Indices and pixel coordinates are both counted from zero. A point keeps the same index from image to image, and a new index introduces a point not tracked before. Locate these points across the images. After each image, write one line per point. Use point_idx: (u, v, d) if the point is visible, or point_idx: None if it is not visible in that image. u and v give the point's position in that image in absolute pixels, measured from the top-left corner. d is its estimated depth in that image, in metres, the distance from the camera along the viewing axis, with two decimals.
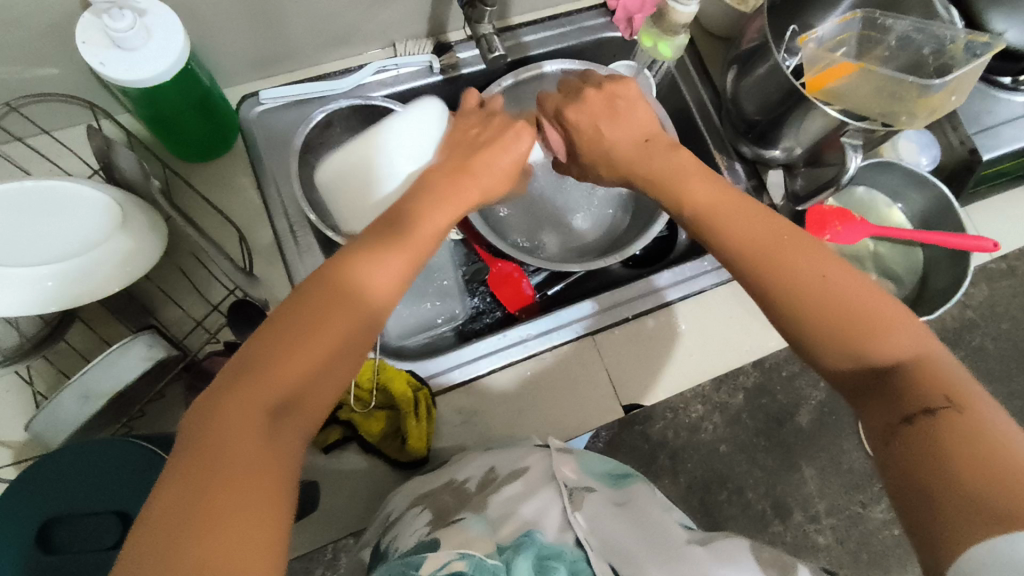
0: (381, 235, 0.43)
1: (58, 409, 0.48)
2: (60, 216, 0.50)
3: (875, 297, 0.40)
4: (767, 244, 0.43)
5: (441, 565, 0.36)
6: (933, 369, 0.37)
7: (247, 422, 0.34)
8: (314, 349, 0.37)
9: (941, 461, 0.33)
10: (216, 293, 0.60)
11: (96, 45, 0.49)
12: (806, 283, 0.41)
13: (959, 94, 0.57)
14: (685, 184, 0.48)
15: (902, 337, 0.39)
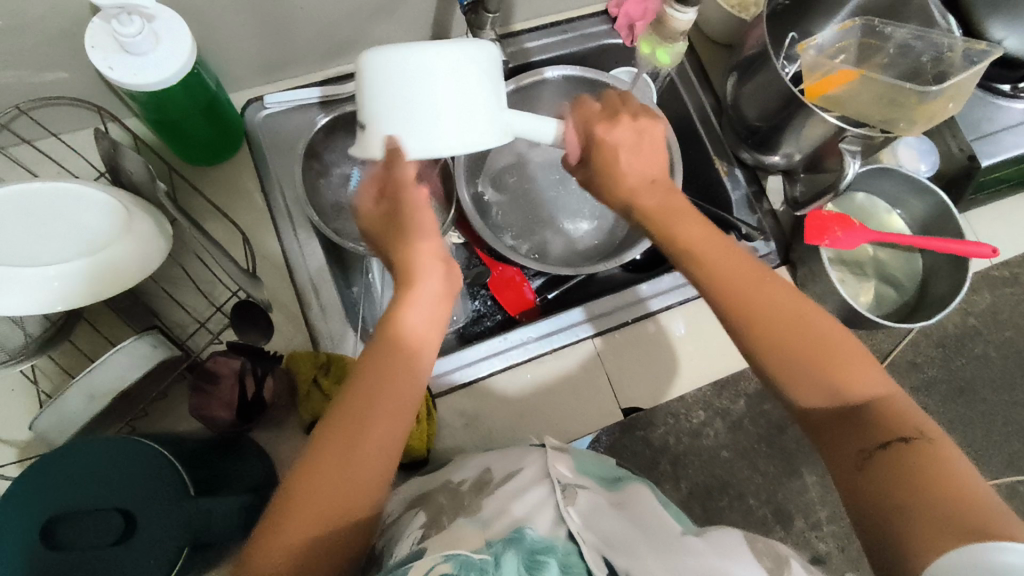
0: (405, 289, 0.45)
1: (65, 407, 0.49)
2: (68, 219, 0.50)
3: (846, 343, 0.45)
4: (748, 290, 0.46)
5: (425, 570, 0.36)
6: (897, 407, 0.43)
7: (314, 493, 0.39)
8: (367, 424, 0.41)
9: (915, 489, 0.39)
10: (220, 295, 0.61)
11: (104, 49, 0.49)
12: (787, 332, 0.45)
13: (955, 102, 0.58)
14: (677, 223, 0.50)
15: (869, 378, 0.44)
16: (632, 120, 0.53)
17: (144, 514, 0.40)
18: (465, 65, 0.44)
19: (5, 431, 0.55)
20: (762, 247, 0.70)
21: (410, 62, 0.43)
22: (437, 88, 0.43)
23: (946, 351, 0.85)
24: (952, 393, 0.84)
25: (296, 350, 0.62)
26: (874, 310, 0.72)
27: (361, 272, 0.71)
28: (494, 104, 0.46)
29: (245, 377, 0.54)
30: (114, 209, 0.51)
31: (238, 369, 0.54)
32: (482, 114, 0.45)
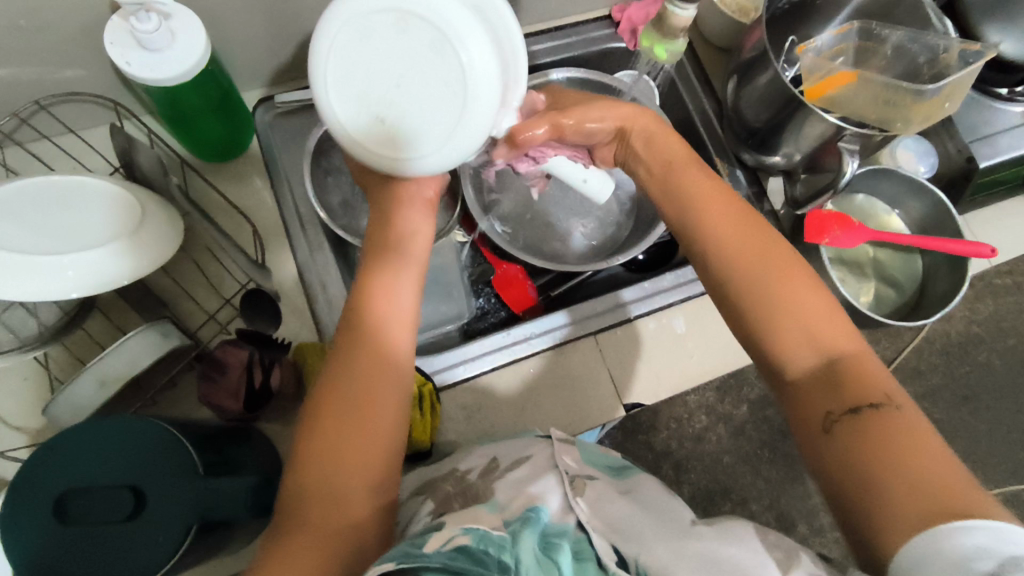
0: (384, 260, 0.49)
1: (77, 391, 0.50)
2: (83, 209, 0.52)
3: (820, 304, 0.48)
4: (741, 249, 0.51)
5: (444, 541, 0.35)
6: (867, 370, 0.45)
7: (341, 466, 0.43)
8: (370, 389, 0.45)
9: (886, 453, 0.40)
10: (229, 287, 0.62)
11: (123, 45, 0.51)
12: (764, 292, 0.48)
13: (952, 101, 0.59)
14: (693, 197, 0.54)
15: (841, 342, 0.46)
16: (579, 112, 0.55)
17: (154, 491, 0.41)
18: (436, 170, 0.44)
19: (18, 418, 0.56)
20: None
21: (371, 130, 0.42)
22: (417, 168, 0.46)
23: (949, 358, 0.86)
24: (956, 401, 0.85)
25: (302, 341, 0.63)
26: (874, 310, 0.72)
27: None
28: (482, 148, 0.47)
29: (255, 367, 0.55)
30: (131, 203, 0.53)
31: (246, 360, 0.55)
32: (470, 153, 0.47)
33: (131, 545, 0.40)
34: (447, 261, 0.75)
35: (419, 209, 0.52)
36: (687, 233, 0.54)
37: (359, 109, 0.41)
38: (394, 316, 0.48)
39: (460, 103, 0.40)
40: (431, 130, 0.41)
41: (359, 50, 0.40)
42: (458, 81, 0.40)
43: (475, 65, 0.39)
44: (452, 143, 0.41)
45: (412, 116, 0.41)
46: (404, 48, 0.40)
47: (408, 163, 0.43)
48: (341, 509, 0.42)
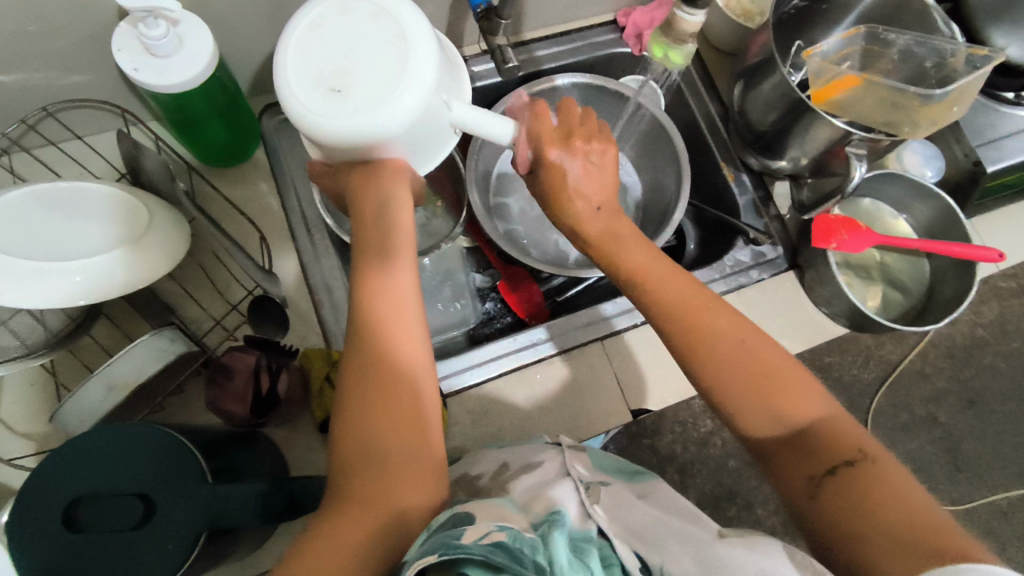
0: (376, 253, 0.46)
1: (83, 397, 0.50)
2: (91, 216, 0.52)
3: (778, 366, 0.46)
4: (690, 318, 0.48)
5: (481, 536, 0.34)
6: (838, 428, 0.44)
7: (381, 436, 0.42)
8: (387, 403, 0.43)
9: (865, 514, 0.39)
10: (235, 292, 0.62)
11: (131, 52, 0.51)
12: (719, 361, 0.46)
13: (959, 104, 0.59)
14: (622, 252, 0.51)
15: (808, 399, 0.45)
16: (586, 144, 0.51)
17: (163, 498, 0.41)
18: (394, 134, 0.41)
19: (25, 424, 0.56)
20: (768, 252, 0.72)
21: (317, 93, 0.40)
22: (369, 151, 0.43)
23: (955, 362, 0.85)
24: (961, 405, 0.84)
25: (310, 346, 0.63)
26: (881, 314, 0.72)
27: None
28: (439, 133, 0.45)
29: (262, 373, 0.55)
30: (138, 209, 0.52)
31: (253, 365, 0.55)
32: (429, 144, 0.46)
33: (138, 554, 0.39)
34: (452, 266, 0.75)
35: (395, 179, 0.46)
36: (638, 299, 0.50)
37: (306, 80, 0.40)
38: (393, 287, 0.46)
39: (409, 67, 0.40)
40: (380, 84, 0.40)
41: (303, 31, 0.41)
42: (402, 41, 0.40)
43: (417, 28, 0.41)
44: (405, 90, 0.40)
45: (362, 78, 0.40)
46: (347, 24, 0.41)
47: (361, 120, 0.40)
48: (387, 477, 0.41)
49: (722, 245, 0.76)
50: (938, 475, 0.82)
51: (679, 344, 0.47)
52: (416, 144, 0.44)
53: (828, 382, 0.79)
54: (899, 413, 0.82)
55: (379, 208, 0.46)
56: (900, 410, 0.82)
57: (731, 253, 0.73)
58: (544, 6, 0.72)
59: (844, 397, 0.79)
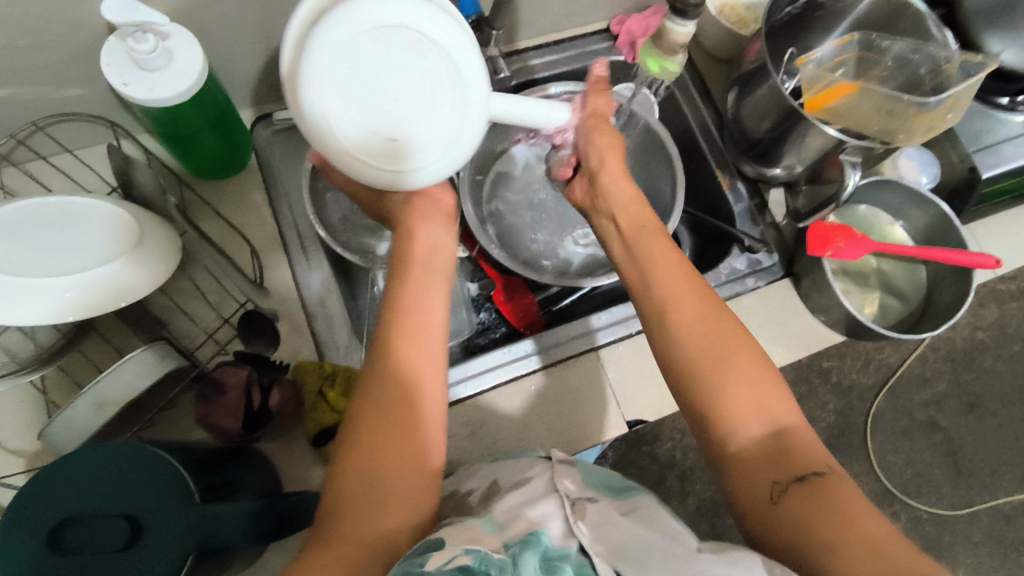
0: (412, 278, 0.49)
1: (74, 415, 0.49)
2: (78, 230, 0.51)
3: (760, 370, 0.46)
4: (696, 305, 0.48)
5: (445, 561, 0.36)
6: (806, 439, 0.44)
7: (379, 470, 0.42)
8: (404, 428, 0.43)
9: (829, 525, 0.39)
10: (227, 306, 0.62)
11: (119, 66, 0.51)
12: (713, 353, 0.46)
13: (953, 112, 0.59)
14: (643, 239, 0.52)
15: (783, 410, 0.45)
16: None
17: (150, 519, 0.40)
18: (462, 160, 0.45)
19: (16, 441, 0.56)
20: (764, 259, 0.72)
21: (369, 141, 0.41)
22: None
23: (955, 365, 0.85)
24: (962, 408, 0.84)
25: (303, 360, 0.63)
26: (878, 321, 0.72)
27: (366, 285, 0.72)
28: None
29: (253, 387, 0.55)
30: (127, 220, 0.52)
31: (245, 379, 0.55)
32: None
33: None
34: None
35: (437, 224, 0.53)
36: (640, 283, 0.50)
37: (374, 140, 0.41)
38: (432, 327, 0.47)
39: (460, 119, 0.42)
40: (448, 126, 0.42)
41: (351, 88, 0.39)
42: (455, 76, 0.40)
43: (472, 75, 0.41)
44: (473, 130, 0.43)
45: (418, 128, 0.41)
46: (403, 62, 0.39)
47: (439, 165, 0.43)
48: (379, 505, 0.41)
49: (720, 253, 0.75)
50: (939, 479, 0.82)
51: (681, 327, 0.47)
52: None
53: (828, 388, 0.78)
54: (900, 418, 0.82)
55: (427, 248, 0.51)
56: (900, 414, 0.82)
57: (727, 262, 0.72)
58: (537, 14, 0.72)
59: (844, 402, 0.78)
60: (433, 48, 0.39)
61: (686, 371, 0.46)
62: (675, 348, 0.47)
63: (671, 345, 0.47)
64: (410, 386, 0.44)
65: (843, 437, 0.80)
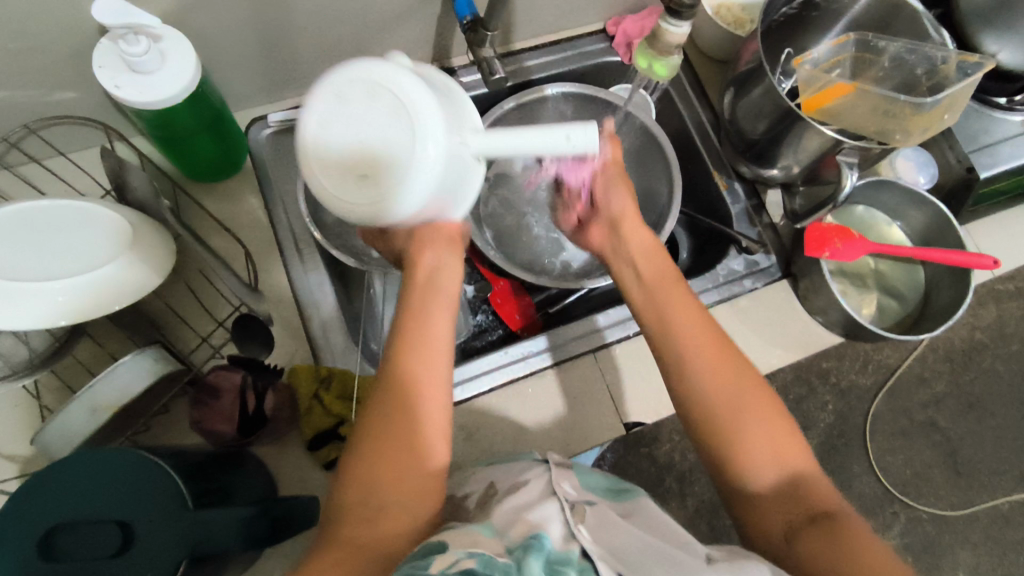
0: (419, 298, 0.48)
1: (68, 420, 0.49)
2: (71, 232, 0.50)
3: (777, 415, 0.48)
4: (714, 357, 0.49)
5: (450, 564, 0.34)
6: (818, 482, 0.47)
7: (378, 481, 0.42)
8: (404, 447, 0.43)
9: (845, 566, 0.40)
10: (221, 310, 0.62)
11: (112, 69, 0.50)
12: (733, 399, 0.47)
13: (950, 112, 0.58)
14: (670, 286, 0.52)
15: (799, 455, 0.47)
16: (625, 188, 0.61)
17: (143, 525, 0.40)
18: (426, 200, 0.41)
19: (8, 446, 0.55)
20: (761, 261, 0.72)
21: (336, 184, 0.41)
22: (413, 220, 0.43)
23: (953, 366, 0.84)
24: (960, 408, 0.83)
25: (298, 363, 0.62)
26: (875, 322, 0.72)
27: (361, 287, 0.72)
28: (474, 171, 0.45)
29: (247, 392, 0.55)
30: (118, 222, 0.51)
31: (240, 384, 0.55)
32: (466, 187, 0.45)
33: None
34: None
35: (444, 246, 0.49)
36: (659, 333, 0.51)
37: (333, 180, 0.41)
38: (435, 342, 0.47)
39: (418, 156, 0.39)
40: (396, 158, 0.39)
41: (312, 134, 0.40)
42: (402, 109, 0.39)
43: (427, 113, 0.39)
44: (420, 161, 0.39)
45: (378, 166, 0.40)
46: (363, 108, 0.40)
47: (392, 201, 0.40)
48: (378, 518, 0.42)
49: (717, 254, 0.75)
50: (937, 480, 0.81)
51: (701, 380, 0.48)
52: (450, 196, 0.44)
53: (827, 388, 0.78)
54: (898, 418, 0.81)
55: (429, 274, 0.49)
56: (899, 414, 0.81)
57: (723, 263, 0.72)
58: (533, 15, 0.72)
59: (843, 403, 0.78)
60: (389, 93, 0.39)
61: (706, 423, 0.47)
62: (694, 399, 0.48)
63: (695, 390, 0.48)
64: (411, 400, 0.44)
65: (842, 438, 0.79)
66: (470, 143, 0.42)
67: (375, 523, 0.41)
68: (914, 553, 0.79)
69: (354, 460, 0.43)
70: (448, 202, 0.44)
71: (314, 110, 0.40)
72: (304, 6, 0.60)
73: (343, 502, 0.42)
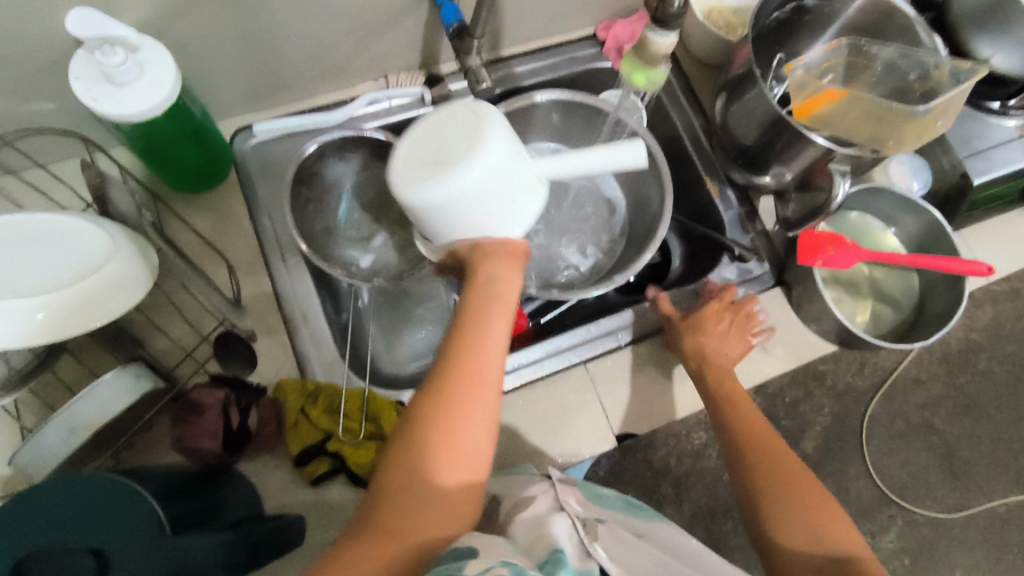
0: (480, 305, 0.48)
1: (45, 441, 0.48)
2: (48, 247, 0.49)
3: (822, 497, 0.53)
4: (765, 443, 0.57)
5: (483, 570, 0.34)
6: (859, 558, 0.50)
7: (424, 473, 0.43)
8: (449, 450, 0.43)
9: None
10: (206, 324, 0.60)
11: (89, 80, 0.49)
12: (777, 479, 0.54)
13: (943, 119, 0.57)
14: (727, 384, 0.63)
15: (845, 535, 0.51)
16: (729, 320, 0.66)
17: (119, 554, 0.39)
18: (482, 186, 0.43)
19: None
20: (755, 268, 0.71)
21: (407, 176, 0.44)
22: (468, 213, 0.45)
23: (949, 367, 0.84)
24: (957, 410, 0.83)
25: (284, 377, 0.62)
26: (870, 330, 0.71)
27: (350, 297, 0.71)
28: (536, 189, 0.48)
29: (231, 408, 0.55)
30: (95, 235, 0.50)
31: (223, 400, 0.55)
32: (524, 201, 0.48)
33: None
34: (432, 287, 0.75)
35: (511, 266, 0.50)
36: (721, 416, 0.61)
37: (403, 171, 0.45)
38: (493, 350, 0.47)
39: (479, 146, 0.43)
40: (463, 145, 0.44)
41: (400, 140, 0.47)
42: (474, 117, 0.45)
43: (494, 118, 0.44)
44: (480, 147, 0.43)
45: (444, 157, 0.44)
46: (442, 120, 0.46)
47: (448, 180, 0.43)
48: (416, 514, 0.42)
49: (709, 261, 0.74)
50: (934, 482, 0.81)
51: (754, 455, 0.57)
52: (507, 201, 0.46)
53: (823, 392, 0.77)
54: (894, 420, 0.81)
55: (485, 284, 0.48)
56: (896, 417, 0.80)
57: (716, 271, 0.71)
58: (521, 20, 0.71)
59: (839, 406, 0.78)
60: (466, 108, 0.45)
61: (752, 494, 0.55)
62: (743, 473, 0.56)
63: (746, 469, 0.56)
64: (467, 403, 0.44)
65: (838, 441, 0.79)
66: (536, 163, 0.48)
67: (408, 518, 0.42)
68: (912, 555, 0.79)
69: (396, 451, 0.44)
70: (506, 208, 0.47)
71: (410, 117, 0.47)
72: (287, 13, 0.59)
73: (381, 491, 0.43)
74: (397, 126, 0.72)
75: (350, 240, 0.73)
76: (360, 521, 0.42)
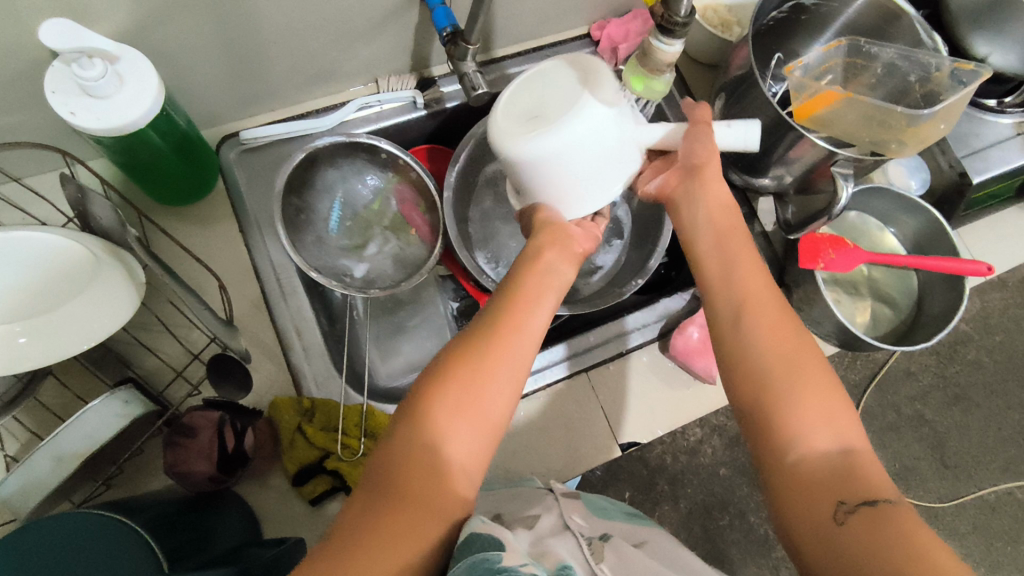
0: (515, 285, 0.50)
1: (29, 471, 0.45)
2: (23, 269, 0.46)
3: (826, 381, 0.45)
4: (769, 314, 0.48)
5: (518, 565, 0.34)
6: (875, 465, 0.42)
7: (451, 435, 0.42)
8: (473, 411, 0.43)
9: (889, 553, 0.37)
10: (196, 341, 0.59)
11: (67, 93, 0.47)
12: (780, 356, 0.46)
13: (947, 122, 0.57)
14: (730, 247, 0.53)
15: (851, 429, 0.43)
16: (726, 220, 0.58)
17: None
18: (594, 133, 0.45)
19: None
20: None
21: (514, 124, 0.46)
22: (570, 165, 0.46)
23: (941, 359, 0.84)
24: (948, 400, 0.83)
25: (279, 394, 0.60)
26: (869, 331, 0.71)
27: (344, 306, 0.70)
28: (628, 154, 0.50)
29: (225, 429, 0.53)
30: (74, 253, 0.47)
31: (217, 421, 0.53)
32: (617, 164, 0.49)
33: None
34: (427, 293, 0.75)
35: (571, 260, 0.53)
36: (716, 281, 0.51)
37: (509, 118, 0.47)
38: (528, 331, 0.47)
39: (587, 106, 0.44)
40: (570, 96, 0.45)
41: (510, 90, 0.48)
42: (583, 79, 0.46)
43: (605, 85, 0.45)
44: (585, 105, 0.44)
45: (550, 113, 0.45)
46: (554, 77, 0.47)
47: (552, 134, 0.44)
48: (433, 472, 0.41)
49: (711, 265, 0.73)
50: (926, 473, 0.82)
51: (751, 327, 0.48)
52: (604, 159, 0.47)
53: None
54: (886, 412, 0.82)
55: (544, 270, 0.51)
56: (887, 409, 0.82)
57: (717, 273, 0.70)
58: (513, 21, 0.69)
59: None
60: (574, 65, 0.47)
61: (755, 371, 0.46)
62: (742, 345, 0.47)
63: (751, 333, 0.47)
64: (494, 367, 0.44)
65: None
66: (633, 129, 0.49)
67: (424, 471, 0.40)
68: None
69: (412, 400, 0.43)
70: (596, 172, 0.48)
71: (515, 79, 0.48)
72: (272, 19, 0.56)
73: (404, 432, 0.41)
74: (389, 130, 0.71)
75: (342, 249, 0.71)
76: (378, 466, 0.41)
